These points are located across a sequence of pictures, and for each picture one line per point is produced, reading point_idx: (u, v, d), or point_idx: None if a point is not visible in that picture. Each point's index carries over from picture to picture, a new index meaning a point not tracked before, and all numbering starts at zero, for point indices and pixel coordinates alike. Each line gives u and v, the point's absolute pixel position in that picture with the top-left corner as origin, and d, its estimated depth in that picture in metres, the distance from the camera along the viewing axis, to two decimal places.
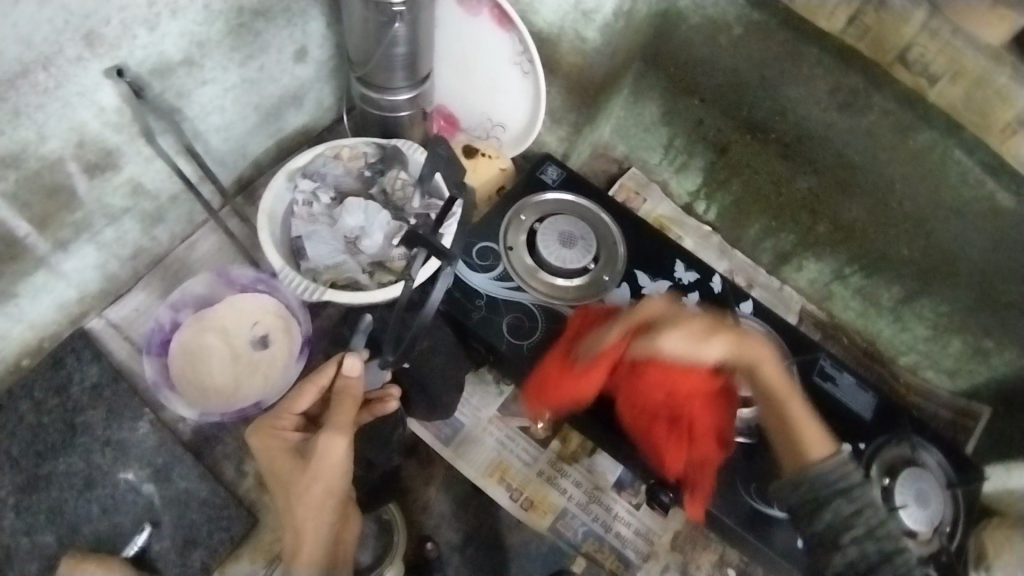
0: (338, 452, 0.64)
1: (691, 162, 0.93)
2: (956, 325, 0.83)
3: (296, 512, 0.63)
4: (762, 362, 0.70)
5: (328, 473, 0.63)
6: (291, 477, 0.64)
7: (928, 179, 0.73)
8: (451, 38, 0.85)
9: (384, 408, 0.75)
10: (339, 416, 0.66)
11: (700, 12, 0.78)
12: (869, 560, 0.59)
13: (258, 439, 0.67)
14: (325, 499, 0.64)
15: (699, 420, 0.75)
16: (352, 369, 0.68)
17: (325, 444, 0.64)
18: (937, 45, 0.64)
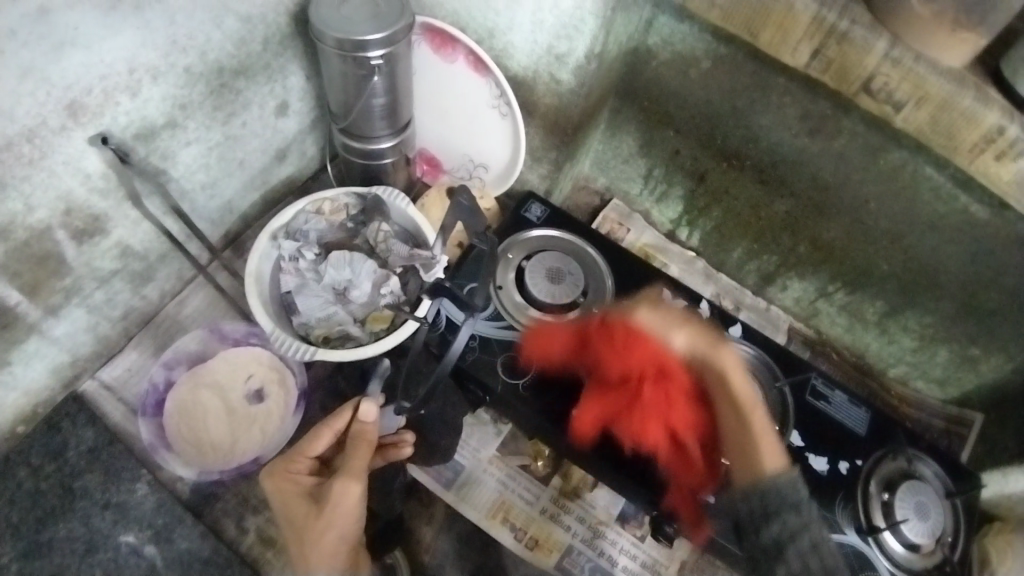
0: (352, 497, 0.61)
1: (670, 190, 0.98)
2: (941, 335, 0.89)
3: (309, 557, 0.60)
4: (729, 364, 0.71)
5: (343, 518, 0.61)
6: (305, 523, 0.61)
7: (901, 197, 0.77)
8: (430, 86, 0.90)
9: (397, 452, 0.74)
10: (352, 460, 0.64)
11: (669, 48, 0.81)
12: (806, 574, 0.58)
13: (273, 482, 0.64)
14: (338, 547, 0.61)
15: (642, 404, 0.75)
16: (368, 415, 0.67)
17: (341, 488, 0.61)
18: (901, 73, 0.62)
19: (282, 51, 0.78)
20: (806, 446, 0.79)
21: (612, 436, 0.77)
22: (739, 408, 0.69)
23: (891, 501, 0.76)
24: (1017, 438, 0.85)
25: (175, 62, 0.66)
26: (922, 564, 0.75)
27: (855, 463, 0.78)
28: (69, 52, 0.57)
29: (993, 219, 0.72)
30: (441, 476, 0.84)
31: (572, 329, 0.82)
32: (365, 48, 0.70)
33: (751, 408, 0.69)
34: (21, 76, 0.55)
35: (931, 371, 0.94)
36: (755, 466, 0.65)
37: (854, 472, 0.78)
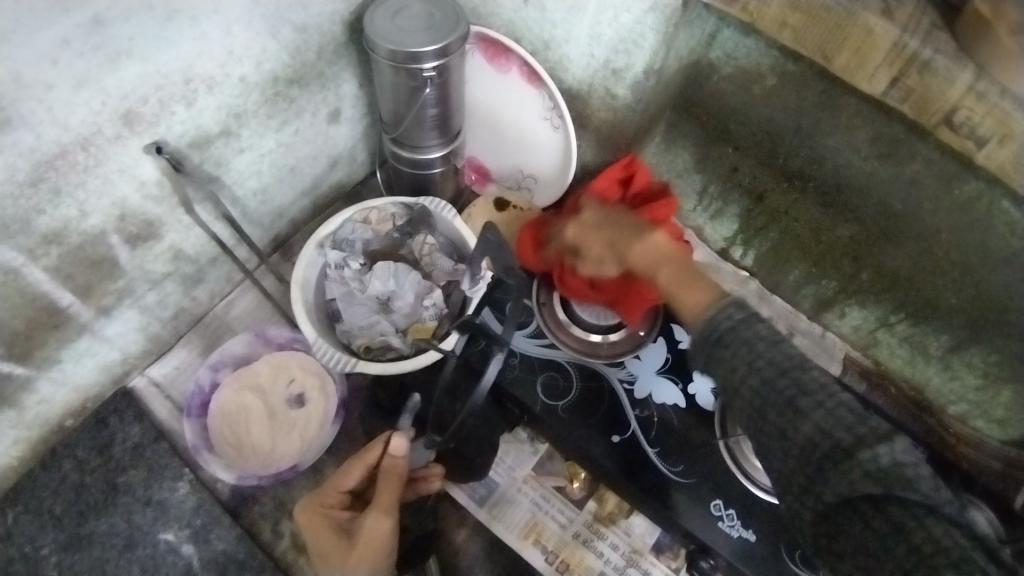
0: (380, 532, 0.63)
1: (725, 209, 0.94)
2: (1005, 375, 0.83)
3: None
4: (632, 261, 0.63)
5: (372, 551, 0.63)
6: (336, 554, 0.64)
7: (974, 229, 0.73)
8: (483, 95, 0.88)
9: (427, 487, 0.77)
10: (381, 496, 0.65)
11: (733, 63, 0.77)
12: (760, 391, 0.50)
13: (304, 517, 0.66)
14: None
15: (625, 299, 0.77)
16: (398, 450, 0.67)
17: (370, 524, 0.64)
18: (985, 108, 0.58)
19: (336, 59, 0.77)
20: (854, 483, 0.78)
21: (649, 465, 0.76)
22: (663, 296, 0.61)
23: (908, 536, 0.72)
24: None
25: (231, 72, 0.67)
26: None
27: None
28: (124, 64, 0.57)
29: None
30: (475, 492, 0.83)
31: (614, 349, 0.81)
32: (419, 60, 0.69)
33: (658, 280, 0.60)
34: (77, 86, 0.55)
35: (993, 411, 0.87)
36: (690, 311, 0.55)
37: None
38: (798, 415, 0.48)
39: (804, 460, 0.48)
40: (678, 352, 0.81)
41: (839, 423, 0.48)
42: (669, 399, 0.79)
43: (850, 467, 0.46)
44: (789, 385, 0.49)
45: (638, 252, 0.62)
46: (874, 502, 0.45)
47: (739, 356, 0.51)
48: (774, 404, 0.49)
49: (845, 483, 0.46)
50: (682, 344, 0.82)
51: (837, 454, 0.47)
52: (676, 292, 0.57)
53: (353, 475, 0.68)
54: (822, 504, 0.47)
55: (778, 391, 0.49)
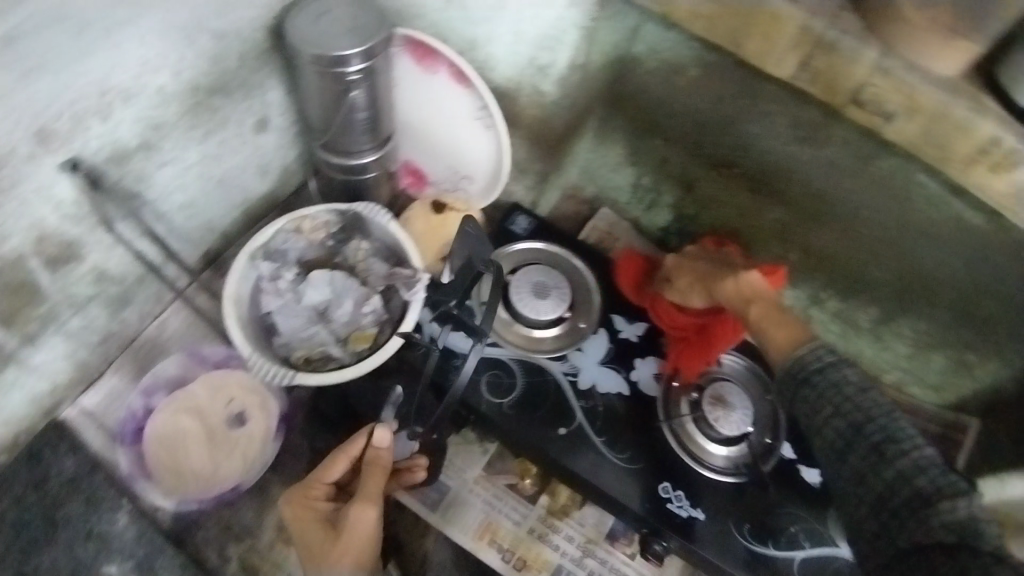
0: (366, 524, 0.63)
1: (659, 199, 0.96)
2: (935, 342, 0.87)
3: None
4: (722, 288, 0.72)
5: (356, 543, 0.62)
6: (318, 550, 0.63)
7: (894, 204, 0.75)
8: (412, 99, 0.88)
9: (412, 477, 0.76)
10: (367, 486, 0.65)
11: (655, 56, 0.79)
12: (842, 438, 0.55)
13: (292, 510, 0.65)
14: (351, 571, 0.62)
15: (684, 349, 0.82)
16: (382, 441, 0.66)
17: (356, 515, 0.63)
18: (891, 84, 0.61)
19: (258, 66, 0.76)
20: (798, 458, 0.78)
21: (596, 452, 0.76)
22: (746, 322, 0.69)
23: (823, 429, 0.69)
24: (1013, 442, 0.83)
25: (147, 82, 0.65)
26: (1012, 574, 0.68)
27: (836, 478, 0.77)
28: (36, 77, 0.55)
29: (989, 226, 0.70)
30: (427, 498, 0.82)
31: (557, 344, 0.83)
32: (344, 62, 0.68)
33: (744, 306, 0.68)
34: None
35: (926, 377, 0.92)
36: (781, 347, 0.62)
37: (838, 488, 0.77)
38: (881, 463, 0.53)
39: (882, 505, 0.52)
40: (619, 341, 0.83)
41: (924, 472, 0.51)
42: (612, 388, 0.80)
43: (924, 510, 0.49)
44: (873, 432, 0.54)
45: (732, 283, 0.71)
46: (946, 550, 0.47)
47: (828, 398, 0.56)
48: (857, 453, 0.54)
49: (919, 530, 0.49)
50: (623, 334, 0.84)
51: (917, 502, 0.50)
52: (768, 325, 0.64)
53: (335, 468, 0.67)
54: (897, 549, 0.50)
55: (858, 441, 0.54)
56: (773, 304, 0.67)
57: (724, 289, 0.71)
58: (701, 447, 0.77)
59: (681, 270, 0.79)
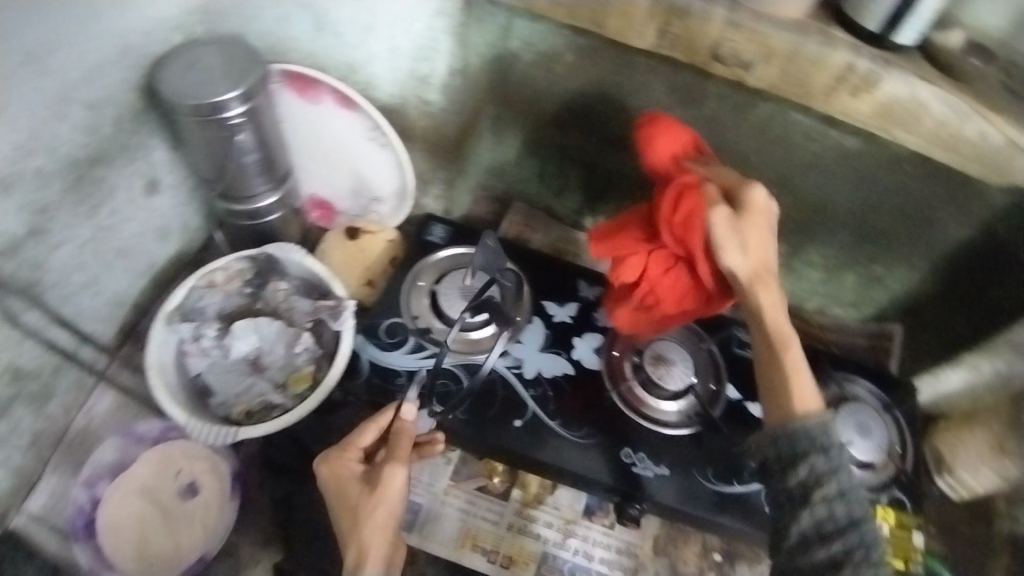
0: (398, 481, 0.63)
1: (567, 183, 0.98)
2: (844, 263, 0.92)
3: (361, 535, 0.60)
4: (773, 295, 0.63)
5: (392, 497, 0.62)
6: (355, 507, 0.62)
7: (777, 145, 0.80)
8: (300, 133, 0.87)
9: (433, 450, 0.76)
10: (397, 448, 0.65)
11: (531, 49, 0.78)
12: (836, 521, 0.54)
13: (326, 468, 0.65)
14: (387, 526, 0.62)
15: (648, 267, 0.70)
16: (408, 414, 0.69)
17: (388, 472, 0.63)
18: (744, 35, 0.64)
19: (136, 129, 0.74)
20: (743, 395, 0.83)
21: (555, 435, 0.78)
22: (764, 347, 0.63)
23: (844, 399, 0.85)
24: (937, 339, 0.91)
25: (24, 166, 0.63)
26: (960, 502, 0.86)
27: None
28: None
29: (864, 146, 0.75)
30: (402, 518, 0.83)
31: (496, 341, 0.83)
32: (222, 108, 0.68)
33: (777, 340, 0.61)
34: None
35: (844, 296, 0.97)
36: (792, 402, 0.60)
37: None
38: (863, 565, 0.53)
39: None
40: (555, 326, 0.85)
41: None
42: (558, 370, 0.82)
43: None
44: (862, 536, 0.54)
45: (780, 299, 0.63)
46: None
47: (833, 481, 0.55)
48: (842, 540, 0.54)
49: None
50: (557, 317, 0.86)
51: None
52: (793, 374, 0.61)
53: (369, 431, 0.68)
54: None
55: (852, 532, 0.54)
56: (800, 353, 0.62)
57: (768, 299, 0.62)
58: (654, 405, 0.80)
59: (757, 224, 0.63)
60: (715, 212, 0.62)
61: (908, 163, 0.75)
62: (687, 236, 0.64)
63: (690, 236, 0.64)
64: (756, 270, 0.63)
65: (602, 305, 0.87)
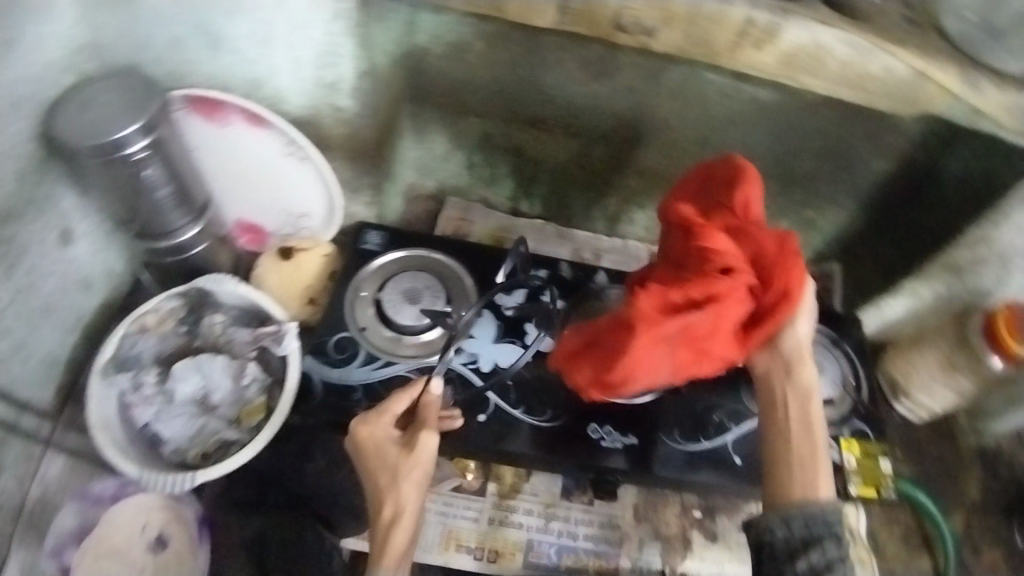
0: (431, 447, 0.64)
1: (497, 171, 0.97)
2: (776, 212, 0.94)
3: (400, 495, 0.62)
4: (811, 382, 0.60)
5: (428, 462, 0.64)
6: (393, 467, 0.63)
7: (695, 106, 0.80)
8: (214, 160, 0.84)
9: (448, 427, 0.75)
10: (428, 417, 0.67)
11: (439, 41, 0.77)
12: None
13: (361, 432, 0.66)
14: (420, 489, 0.63)
15: (732, 294, 0.55)
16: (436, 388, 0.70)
17: (423, 437, 0.65)
18: (644, 3, 0.64)
19: (39, 181, 0.71)
20: None
21: (520, 424, 0.78)
22: (798, 428, 0.58)
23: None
24: (875, 272, 0.94)
25: None
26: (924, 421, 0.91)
27: None
28: None
29: (780, 99, 0.76)
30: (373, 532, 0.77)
31: (449, 339, 0.81)
32: (126, 145, 0.66)
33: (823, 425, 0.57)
34: None
35: None
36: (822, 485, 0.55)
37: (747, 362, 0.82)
38: None
39: None
40: (506, 315, 0.83)
41: None
42: (514, 359, 0.81)
43: None
44: None
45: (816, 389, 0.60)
46: None
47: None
48: None
49: None
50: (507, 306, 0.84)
51: None
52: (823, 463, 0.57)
53: (405, 396, 0.68)
54: None
55: None
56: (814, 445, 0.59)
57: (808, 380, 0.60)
58: None
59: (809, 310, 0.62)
60: (807, 277, 0.58)
61: (824, 108, 0.76)
62: (792, 279, 0.56)
63: (796, 280, 0.56)
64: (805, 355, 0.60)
65: (550, 287, 0.86)
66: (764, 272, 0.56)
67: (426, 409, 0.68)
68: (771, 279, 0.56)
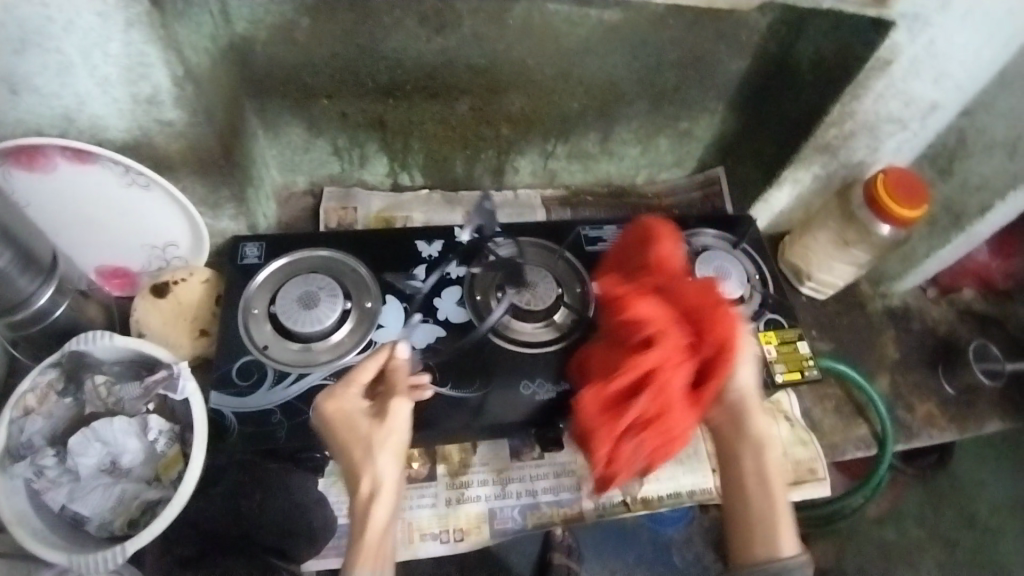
0: (406, 414, 0.58)
1: (366, 150, 0.92)
2: (651, 129, 0.94)
3: (377, 467, 0.55)
4: (763, 429, 0.62)
5: (403, 429, 0.58)
6: (365, 439, 0.56)
7: (543, 40, 0.78)
8: (51, 210, 0.77)
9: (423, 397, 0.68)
10: (400, 383, 0.61)
11: (261, 25, 0.72)
12: None
13: (329, 405, 0.59)
14: (397, 460, 0.57)
15: (664, 367, 0.61)
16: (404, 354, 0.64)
17: (396, 403, 0.58)
18: None
19: None
20: None
21: (450, 401, 0.75)
22: (754, 480, 0.60)
23: (697, 253, 0.86)
24: (755, 166, 0.94)
25: None
26: (827, 296, 0.97)
27: None
28: None
29: (625, 16, 0.75)
30: (340, 546, 0.79)
31: (358, 335, 0.77)
32: None
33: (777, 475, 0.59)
34: None
35: (665, 159, 1.01)
36: (778, 535, 0.56)
37: None
38: None
39: None
40: (410, 297, 0.80)
41: None
42: (430, 337, 0.78)
43: None
44: None
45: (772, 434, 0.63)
46: None
47: None
48: None
49: None
50: (408, 287, 0.81)
51: None
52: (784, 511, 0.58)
53: (371, 362, 0.61)
54: None
55: None
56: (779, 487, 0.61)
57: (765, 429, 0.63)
58: (526, 332, 0.79)
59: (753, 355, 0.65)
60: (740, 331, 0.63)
61: (671, 18, 0.77)
62: (722, 332, 0.61)
63: (722, 331, 0.61)
64: (750, 402, 0.63)
65: (448, 256, 0.84)
66: (691, 339, 0.62)
67: (395, 373, 0.62)
68: (699, 340, 0.61)
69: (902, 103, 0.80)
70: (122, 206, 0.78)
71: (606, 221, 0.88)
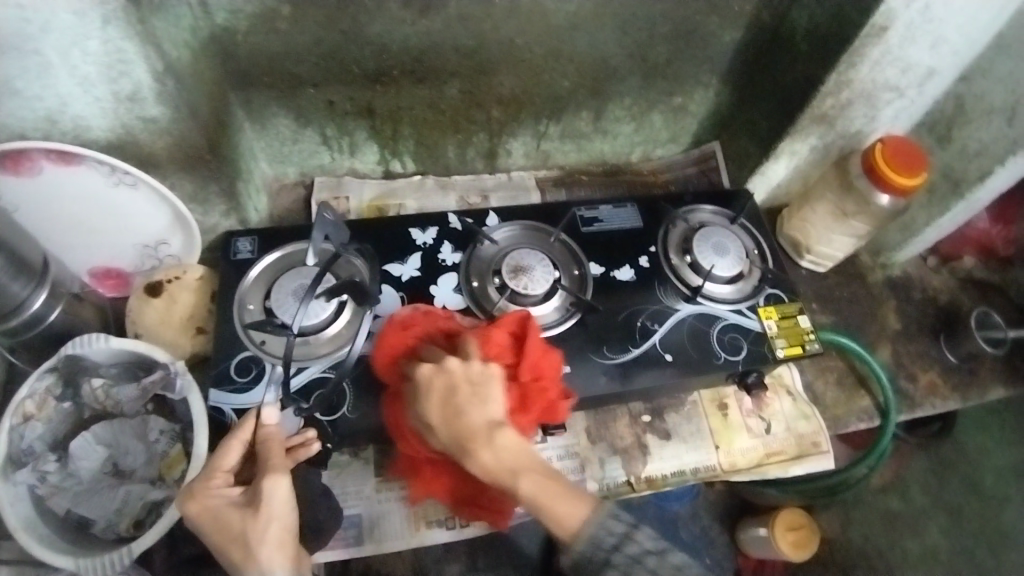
0: (284, 492, 0.56)
1: (355, 138, 0.91)
2: (645, 105, 0.93)
3: (262, 564, 0.53)
4: (480, 460, 0.57)
5: (283, 513, 0.55)
6: (241, 536, 0.53)
7: (529, 18, 0.76)
8: (38, 213, 0.76)
9: (309, 450, 0.64)
10: (274, 457, 0.58)
11: (242, 15, 0.70)
12: None
13: (193, 505, 0.55)
14: (284, 545, 0.55)
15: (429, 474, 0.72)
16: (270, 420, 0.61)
17: (270, 485, 0.55)
18: None
19: None
20: (606, 266, 0.83)
21: None
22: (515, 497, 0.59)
23: (695, 230, 0.85)
24: (750, 140, 0.93)
25: None
26: (827, 268, 0.97)
27: (649, 252, 0.84)
28: None
29: None
30: (348, 538, 0.78)
31: (355, 327, 0.76)
32: None
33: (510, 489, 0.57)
34: None
35: (660, 135, 0.99)
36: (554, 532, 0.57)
37: (653, 260, 0.84)
38: None
39: None
40: (406, 286, 0.79)
41: None
42: None
43: None
44: None
45: (497, 453, 0.58)
46: None
47: None
48: None
49: None
50: (405, 276, 0.80)
51: None
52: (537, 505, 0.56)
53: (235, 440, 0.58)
54: None
55: None
56: (541, 473, 0.58)
57: (482, 455, 0.57)
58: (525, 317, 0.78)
59: (432, 397, 0.60)
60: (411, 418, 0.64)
61: None
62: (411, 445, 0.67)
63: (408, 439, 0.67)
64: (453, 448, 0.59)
65: (443, 243, 0.83)
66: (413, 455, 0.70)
67: (266, 443, 0.59)
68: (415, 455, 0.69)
69: (899, 70, 0.79)
70: (109, 206, 0.77)
71: (601, 201, 0.88)
